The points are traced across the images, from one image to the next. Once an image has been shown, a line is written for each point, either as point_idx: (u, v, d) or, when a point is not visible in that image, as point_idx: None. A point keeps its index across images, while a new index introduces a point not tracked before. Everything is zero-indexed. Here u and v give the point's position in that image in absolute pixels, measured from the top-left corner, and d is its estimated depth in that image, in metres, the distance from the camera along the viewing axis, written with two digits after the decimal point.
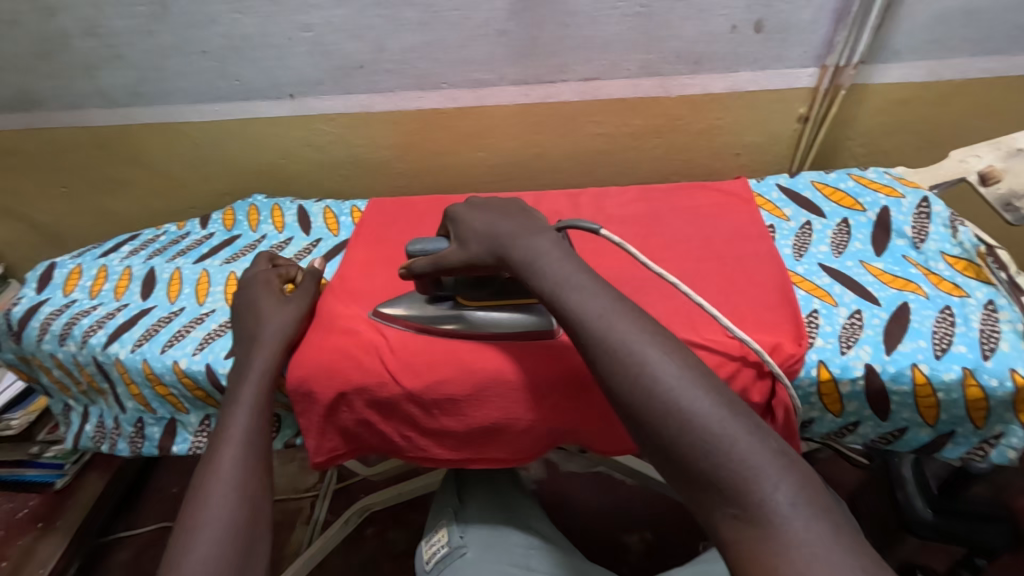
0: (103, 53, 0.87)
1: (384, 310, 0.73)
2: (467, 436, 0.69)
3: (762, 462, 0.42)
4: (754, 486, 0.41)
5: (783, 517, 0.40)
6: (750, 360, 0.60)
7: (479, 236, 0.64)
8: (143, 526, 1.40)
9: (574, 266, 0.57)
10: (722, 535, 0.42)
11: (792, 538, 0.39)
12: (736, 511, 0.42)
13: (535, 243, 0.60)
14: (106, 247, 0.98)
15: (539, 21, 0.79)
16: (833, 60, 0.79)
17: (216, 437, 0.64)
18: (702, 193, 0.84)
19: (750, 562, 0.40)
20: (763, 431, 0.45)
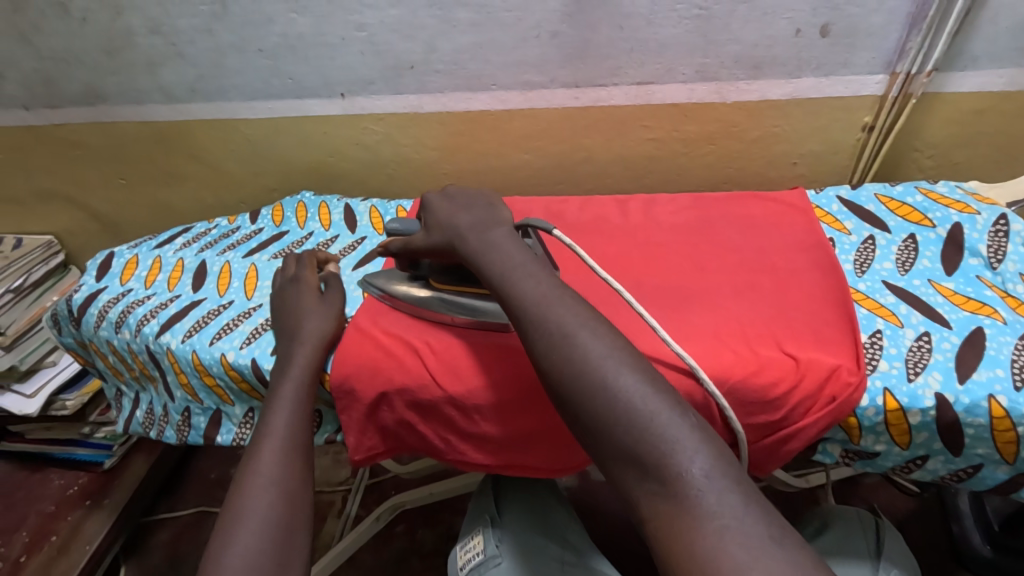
0: (165, 51, 0.90)
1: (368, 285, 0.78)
2: (506, 442, 0.68)
3: (678, 436, 0.42)
4: (670, 460, 0.41)
5: (698, 490, 0.40)
6: (808, 380, 0.57)
7: (440, 227, 0.68)
8: (183, 509, 1.44)
9: (520, 255, 0.60)
10: (643, 513, 0.42)
11: (704, 510, 0.39)
12: (654, 487, 0.42)
13: (499, 241, 0.62)
14: (161, 239, 1.01)
15: (594, 23, 0.78)
16: (904, 67, 0.75)
17: (257, 431, 0.64)
18: (756, 203, 0.81)
19: (666, 535, 0.40)
20: (682, 407, 0.45)
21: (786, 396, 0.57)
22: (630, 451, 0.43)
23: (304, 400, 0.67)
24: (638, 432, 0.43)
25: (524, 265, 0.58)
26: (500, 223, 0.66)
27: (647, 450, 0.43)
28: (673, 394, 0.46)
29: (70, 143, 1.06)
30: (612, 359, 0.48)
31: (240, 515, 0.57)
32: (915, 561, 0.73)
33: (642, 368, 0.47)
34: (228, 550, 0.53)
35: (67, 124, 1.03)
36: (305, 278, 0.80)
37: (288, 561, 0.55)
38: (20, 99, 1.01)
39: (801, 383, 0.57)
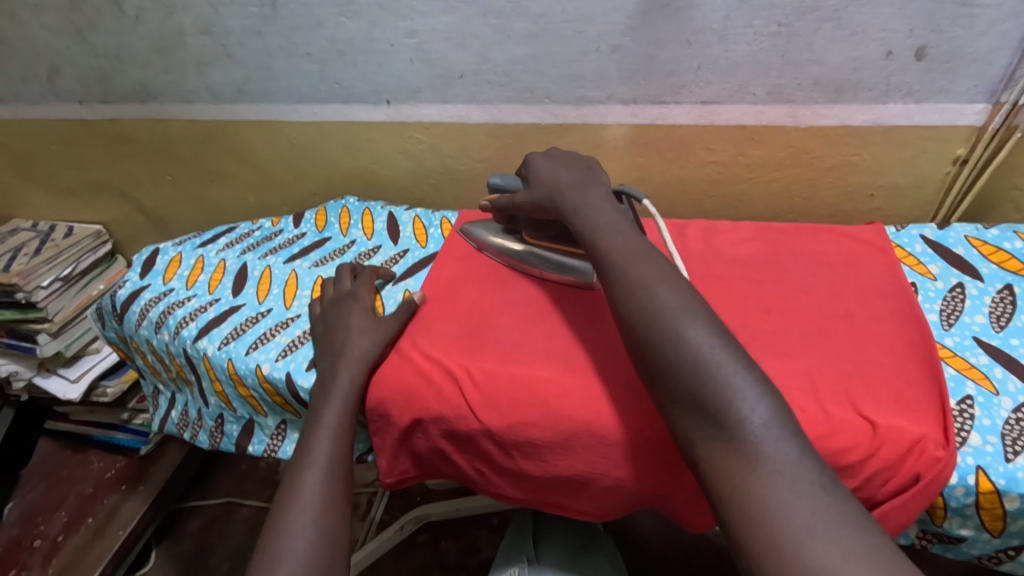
0: (214, 51, 0.88)
1: (468, 228, 0.84)
2: (545, 482, 0.64)
3: (742, 387, 0.45)
4: (732, 407, 0.44)
5: (756, 435, 0.43)
6: (889, 449, 0.51)
7: (541, 184, 0.68)
8: (213, 497, 1.45)
9: (615, 218, 0.61)
10: (697, 453, 0.45)
11: (759, 456, 0.42)
12: (713, 432, 0.45)
13: (597, 219, 0.61)
14: (205, 238, 1.01)
15: (660, 39, 0.72)
16: (1009, 97, 0.67)
17: (297, 460, 0.62)
18: (828, 237, 0.74)
19: (721, 475, 0.43)
20: (749, 362, 0.47)
21: (860, 465, 0.51)
22: (695, 394, 0.46)
23: (341, 422, 0.64)
24: (701, 378, 0.46)
25: (620, 226, 0.60)
26: (600, 184, 0.67)
27: (712, 397, 0.45)
28: (747, 355, 0.47)
29: (121, 138, 1.06)
30: (702, 328, 0.48)
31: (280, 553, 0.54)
32: None
33: (716, 326, 0.49)
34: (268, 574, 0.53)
35: (118, 119, 1.03)
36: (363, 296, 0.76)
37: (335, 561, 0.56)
38: (75, 93, 1.02)
39: (879, 452, 0.51)
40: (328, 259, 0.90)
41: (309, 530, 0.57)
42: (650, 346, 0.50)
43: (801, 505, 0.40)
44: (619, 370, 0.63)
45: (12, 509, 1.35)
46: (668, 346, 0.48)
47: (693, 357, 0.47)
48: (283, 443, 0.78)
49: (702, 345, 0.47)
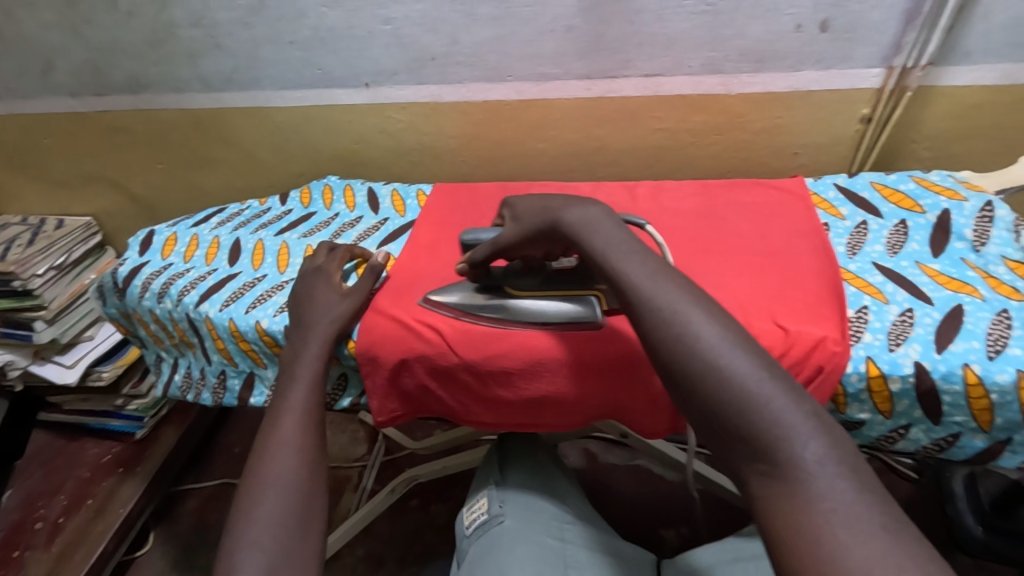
0: (204, 42, 0.96)
1: (434, 297, 0.75)
2: (518, 406, 0.73)
3: (793, 422, 0.40)
4: (783, 443, 0.39)
5: (808, 473, 0.38)
6: (799, 347, 0.62)
7: (535, 214, 0.65)
8: (208, 479, 1.51)
9: (624, 234, 0.56)
10: (750, 489, 0.40)
11: (814, 494, 0.37)
12: (765, 467, 0.39)
13: (608, 237, 0.56)
14: (197, 219, 1.06)
15: (607, 19, 0.83)
16: (900, 61, 0.79)
17: (279, 405, 0.68)
18: (758, 189, 0.86)
19: (773, 518, 0.38)
20: (800, 394, 0.42)
21: None
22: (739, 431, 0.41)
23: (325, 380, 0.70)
24: (748, 411, 0.41)
25: (629, 240, 0.55)
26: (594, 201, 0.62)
27: (758, 431, 0.40)
28: (796, 386, 0.42)
29: (113, 128, 1.12)
30: (745, 352, 0.44)
31: (265, 481, 0.60)
32: None
33: (759, 352, 0.44)
34: (256, 508, 0.58)
35: (111, 111, 1.10)
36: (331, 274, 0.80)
37: (310, 517, 0.59)
38: (68, 86, 1.08)
39: (790, 352, 0.62)
40: (316, 231, 0.97)
41: (312, 452, 0.65)
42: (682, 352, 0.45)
43: (856, 545, 0.34)
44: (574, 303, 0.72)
45: (11, 496, 1.39)
46: (708, 369, 0.43)
47: (744, 388, 0.41)
48: None
49: (748, 374, 0.42)
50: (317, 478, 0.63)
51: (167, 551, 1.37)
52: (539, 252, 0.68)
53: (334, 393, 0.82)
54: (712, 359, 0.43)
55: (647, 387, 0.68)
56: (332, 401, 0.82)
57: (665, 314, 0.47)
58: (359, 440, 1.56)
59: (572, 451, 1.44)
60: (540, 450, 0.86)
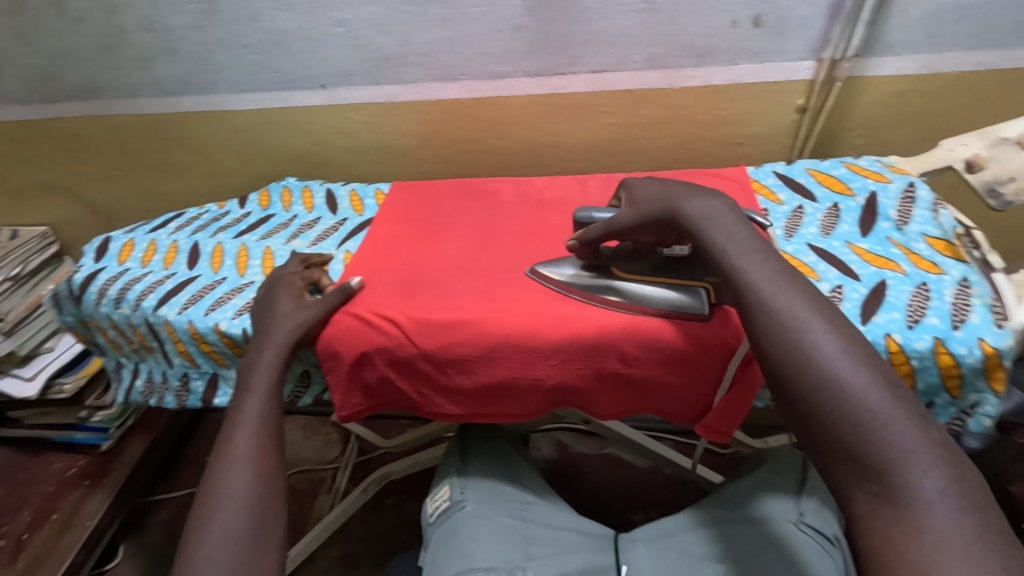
0: (157, 47, 0.96)
1: (545, 272, 0.77)
2: (478, 393, 0.75)
3: (915, 449, 0.42)
4: (900, 469, 0.42)
5: (926, 502, 0.40)
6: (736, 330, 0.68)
7: (656, 202, 0.66)
8: (179, 489, 1.49)
9: (746, 230, 0.59)
10: (855, 508, 0.44)
11: (922, 523, 0.40)
12: (875, 489, 0.42)
13: (733, 230, 0.59)
14: (154, 224, 1.06)
15: (553, 17, 0.86)
16: (829, 53, 0.84)
17: (233, 419, 0.69)
18: (704, 178, 0.90)
19: (878, 538, 0.41)
20: (926, 422, 0.44)
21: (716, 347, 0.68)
22: (852, 449, 0.44)
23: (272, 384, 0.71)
24: (864, 430, 0.44)
25: (749, 239, 0.58)
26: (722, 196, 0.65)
27: (875, 455, 0.43)
28: (924, 414, 0.44)
29: (67, 135, 1.11)
30: (865, 370, 0.46)
31: (221, 496, 0.61)
32: None
33: (881, 370, 0.46)
34: (210, 525, 0.59)
35: (64, 118, 1.09)
36: (291, 282, 0.79)
37: (267, 527, 0.61)
38: (18, 94, 1.07)
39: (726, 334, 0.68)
40: (275, 232, 0.98)
41: (266, 465, 0.65)
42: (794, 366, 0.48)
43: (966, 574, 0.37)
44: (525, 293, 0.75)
45: None
46: (825, 387, 0.46)
47: (858, 407, 0.44)
48: None
49: (870, 393, 0.45)
50: (271, 489, 0.64)
51: (138, 562, 1.36)
52: (650, 237, 0.69)
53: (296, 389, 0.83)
54: (829, 377, 0.46)
55: (606, 368, 0.71)
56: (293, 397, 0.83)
57: (783, 322, 0.50)
58: (332, 442, 1.56)
59: (543, 443, 1.46)
60: (497, 438, 0.89)
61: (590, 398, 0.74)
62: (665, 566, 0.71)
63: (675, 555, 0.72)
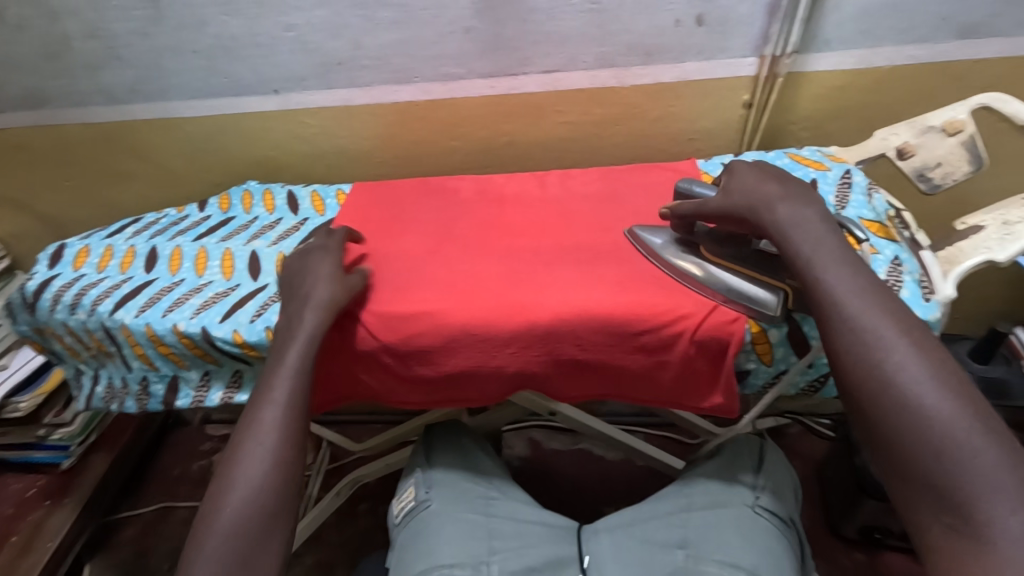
0: (104, 54, 0.94)
1: (647, 240, 0.77)
2: (440, 384, 0.75)
3: (1000, 487, 0.45)
4: (981, 504, 0.45)
5: (1009, 541, 0.43)
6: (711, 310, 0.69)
7: (743, 195, 0.66)
8: (146, 506, 1.43)
9: (835, 241, 0.60)
10: (931, 537, 0.47)
11: (1000, 558, 0.43)
12: (952, 520, 0.46)
13: (820, 239, 0.60)
14: (111, 230, 1.00)
15: (502, 20, 0.87)
16: (769, 50, 0.87)
17: (261, 393, 0.66)
18: (657, 172, 0.93)
19: (948, 563, 0.46)
20: (1017, 460, 0.46)
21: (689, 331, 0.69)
22: (938, 484, 0.47)
23: (300, 362, 0.67)
24: (949, 462, 0.47)
25: (839, 251, 0.60)
26: (812, 201, 0.65)
27: (956, 489, 0.46)
28: (1016, 451, 0.47)
29: (13, 146, 1.08)
30: (953, 401, 0.49)
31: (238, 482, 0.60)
32: (795, 473, 0.83)
33: (971, 402, 0.49)
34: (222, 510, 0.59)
35: (10, 128, 1.06)
36: (331, 252, 0.77)
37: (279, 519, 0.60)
38: None
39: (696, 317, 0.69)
40: (235, 234, 0.94)
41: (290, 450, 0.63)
42: (879, 392, 0.51)
43: None
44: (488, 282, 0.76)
45: None
46: (909, 417, 0.50)
47: (942, 437, 0.48)
48: (209, 393, 0.81)
49: (954, 427, 0.48)
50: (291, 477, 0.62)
51: None
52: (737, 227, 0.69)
53: (230, 390, 0.81)
54: (913, 406, 0.50)
55: (564, 355, 0.72)
56: (228, 400, 0.81)
57: (868, 341, 0.53)
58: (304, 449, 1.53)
59: (516, 441, 1.45)
60: (463, 436, 0.90)
61: (548, 385, 0.75)
62: (626, 555, 0.72)
63: (636, 543, 0.73)
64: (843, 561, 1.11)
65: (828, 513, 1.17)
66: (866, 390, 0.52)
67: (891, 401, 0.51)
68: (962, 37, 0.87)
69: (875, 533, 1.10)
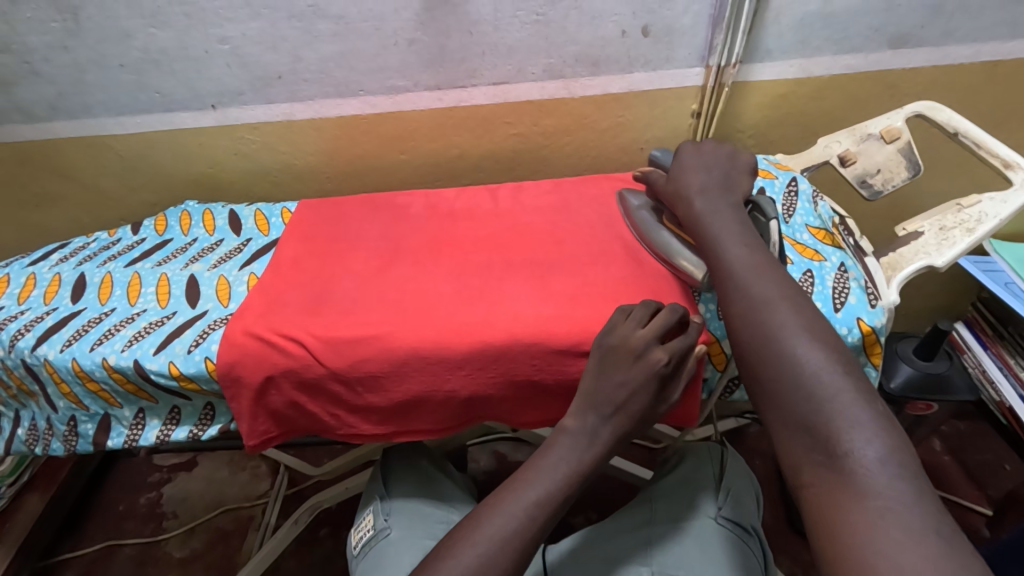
0: (19, 69, 0.88)
1: (627, 205, 0.84)
2: (391, 410, 0.73)
3: (860, 420, 0.45)
4: (843, 435, 0.45)
5: (867, 469, 0.43)
6: None
7: (671, 185, 0.71)
8: (89, 545, 1.32)
9: (740, 230, 0.63)
10: (803, 479, 0.46)
11: (866, 488, 0.42)
12: (821, 458, 0.45)
13: (723, 226, 0.64)
14: (34, 256, 0.93)
15: (446, 31, 0.85)
16: (715, 61, 0.88)
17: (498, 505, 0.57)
18: (607, 182, 0.93)
19: (825, 504, 0.43)
20: (871, 397, 0.47)
21: None
22: (807, 422, 0.47)
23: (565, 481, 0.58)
24: (816, 401, 0.47)
25: (745, 236, 0.63)
26: (732, 191, 0.69)
27: (824, 422, 0.46)
28: (870, 390, 0.48)
29: None
30: (825, 353, 0.50)
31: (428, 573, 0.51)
32: (755, 480, 0.83)
33: (840, 351, 0.50)
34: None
35: None
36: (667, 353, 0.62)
37: None
38: None
39: None
40: (172, 258, 0.89)
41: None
42: (763, 346, 0.52)
43: (885, 529, 0.39)
44: (441, 303, 0.73)
45: None
46: (795, 375, 0.49)
47: (810, 380, 0.48)
48: (144, 430, 0.76)
49: (822, 367, 0.49)
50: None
51: None
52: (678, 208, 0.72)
53: (167, 427, 0.76)
54: (788, 353, 0.51)
55: (522, 377, 0.70)
56: (164, 439, 0.76)
57: (755, 301, 0.55)
58: (258, 476, 1.43)
59: (482, 455, 1.42)
60: (421, 458, 0.86)
61: (504, 407, 0.74)
62: None
63: (599, 563, 0.72)
64: (807, 557, 1.13)
65: (789, 509, 1.19)
66: (754, 346, 0.53)
67: (773, 355, 0.51)
68: (894, 47, 0.89)
69: None
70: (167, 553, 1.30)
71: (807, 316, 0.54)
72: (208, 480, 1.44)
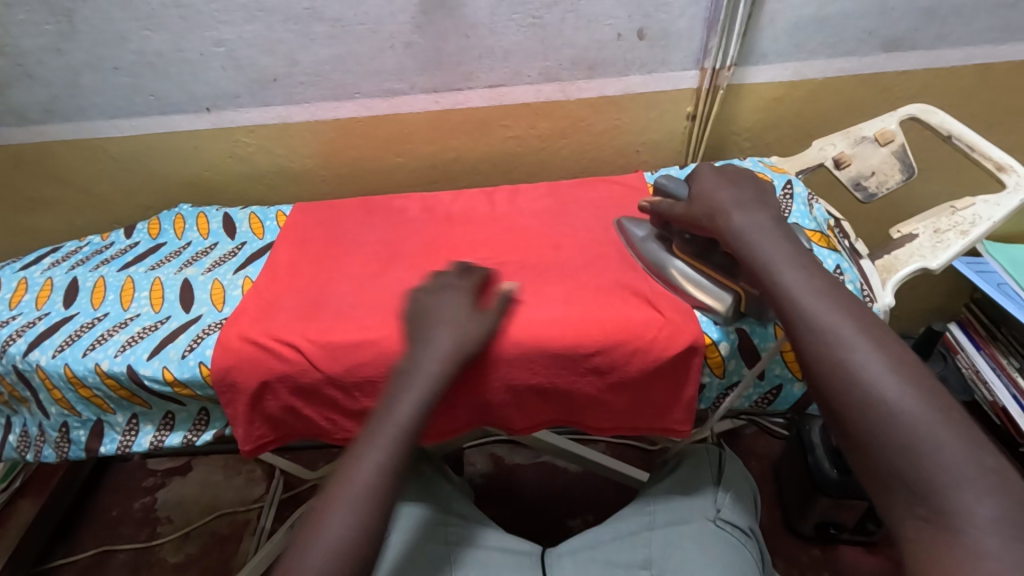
0: (13, 72, 0.87)
1: (626, 233, 0.80)
2: None
3: (969, 475, 0.42)
4: (952, 494, 0.42)
5: (977, 530, 0.40)
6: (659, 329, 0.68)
7: (701, 201, 0.68)
8: (81, 551, 1.31)
9: (790, 245, 0.60)
10: (903, 530, 0.44)
11: (979, 552, 0.40)
12: (924, 513, 0.43)
13: (771, 241, 0.60)
14: (26, 260, 0.93)
15: (443, 34, 0.85)
16: (709, 63, 0.88)
17: None
18: (604, 185, 0.93)
19: (930, 563, 0.42)
20: (980, 445, 0.44)
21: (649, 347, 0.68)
22: (905, 473, 0.44)
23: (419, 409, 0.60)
24: (910, 448, 0.44)
25: (791, 251, 0.59)
26: (766, 204, 0.66)
27: (924, 474, 0.44)
28: (975, 435, 0.44)
29: None
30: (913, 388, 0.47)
31: None
32: (751, 482, 0.83)
33: (931, 389, 0.47)
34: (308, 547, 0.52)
35: None
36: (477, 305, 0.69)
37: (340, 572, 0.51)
38: None
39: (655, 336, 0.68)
40: (165, 262, 0.89)
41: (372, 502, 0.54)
42: (841, 383, 0.49)
43: None
44: None
45: None
46: (867, 413, 0.47)
47: (904, 426, 0.45)
48: (137, 436, 0.76)
49: (919, 412, 0.45)
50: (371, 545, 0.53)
51: None
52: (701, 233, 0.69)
53: (160, 433, 0.76)
54: (863, 389, 0.48)
55: (518, 381, 0.70)
56: (158, 445, 0.76)
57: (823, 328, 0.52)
58: (254, 480, 1.43)
59: (478, 458, 1.42)
60: (420, 462, 0.86)
61: (502, 412, 0.73)
62: None
63: (601, 566, 0.71)
64: (804, 558, 1.13)
65: (784, 509, 1.19)
66: (827, 381, 0.50)
67: (851, 393, 0.48)
68: (887, 50, 0.90)
69: (830, 528, 1.11)
70: (161, 558, 1.29)
71: (883, 344, 0.50)
72: (202, 484, 1.43)
